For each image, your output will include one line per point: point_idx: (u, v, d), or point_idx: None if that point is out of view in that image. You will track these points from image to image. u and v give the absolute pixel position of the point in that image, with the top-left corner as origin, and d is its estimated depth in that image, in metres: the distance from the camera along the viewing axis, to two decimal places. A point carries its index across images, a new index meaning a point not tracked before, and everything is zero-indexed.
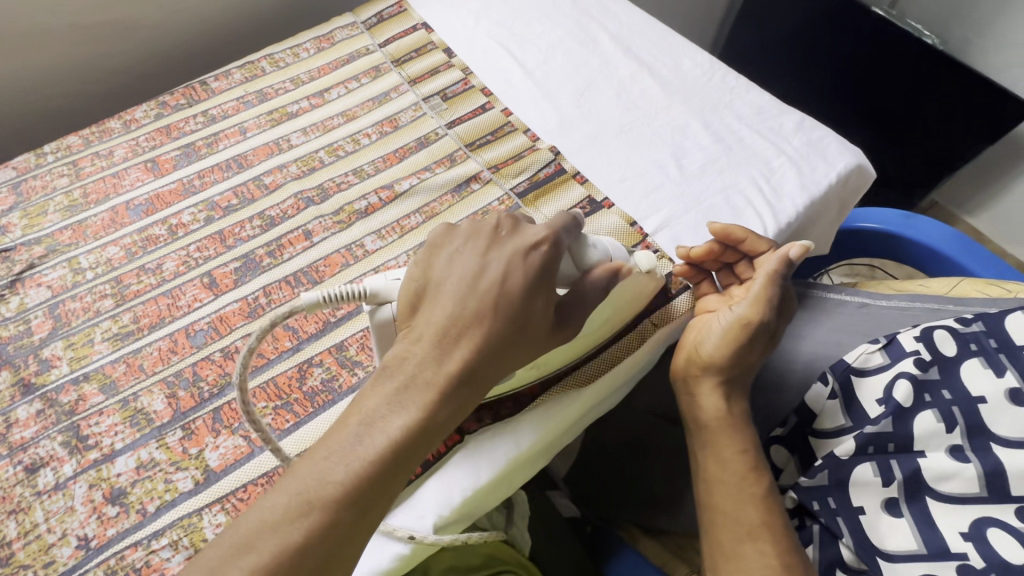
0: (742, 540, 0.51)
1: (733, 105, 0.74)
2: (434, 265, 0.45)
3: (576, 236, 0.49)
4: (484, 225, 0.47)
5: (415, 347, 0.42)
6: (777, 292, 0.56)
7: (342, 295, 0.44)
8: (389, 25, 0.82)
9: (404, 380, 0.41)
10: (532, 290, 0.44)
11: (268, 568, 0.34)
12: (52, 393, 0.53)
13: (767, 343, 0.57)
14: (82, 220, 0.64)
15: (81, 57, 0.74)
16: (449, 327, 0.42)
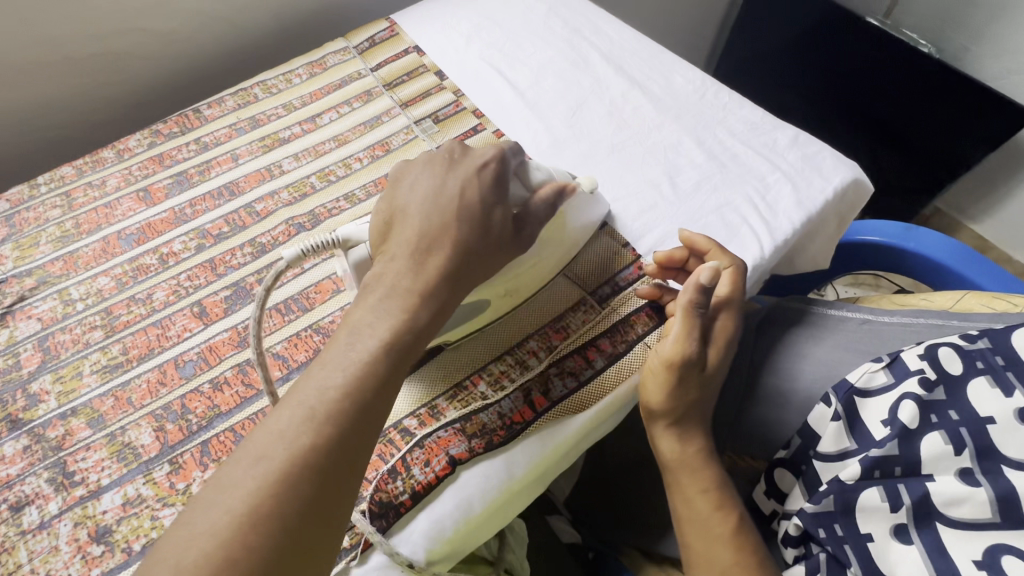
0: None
1: (725, 122, 0.74)
2: (397, 194, 0.49)
3: (522, 161, 0.52)
4: (438, 154, 0.51)
5: (391, 264, 0.45)
6: (695, 322, 0.55)
7: (315, 246, 0.47)
8: (382, 49, 0.82)
9: (383, 291, 0.43)
10: (487, 202, 0.48)
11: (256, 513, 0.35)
12: (39, 428, 0.53)
13: (699, 377, 0.55)
14: (73, 250, 0.64)
15: (76, 88, 0.75)
16: (418, 242, 0.45)
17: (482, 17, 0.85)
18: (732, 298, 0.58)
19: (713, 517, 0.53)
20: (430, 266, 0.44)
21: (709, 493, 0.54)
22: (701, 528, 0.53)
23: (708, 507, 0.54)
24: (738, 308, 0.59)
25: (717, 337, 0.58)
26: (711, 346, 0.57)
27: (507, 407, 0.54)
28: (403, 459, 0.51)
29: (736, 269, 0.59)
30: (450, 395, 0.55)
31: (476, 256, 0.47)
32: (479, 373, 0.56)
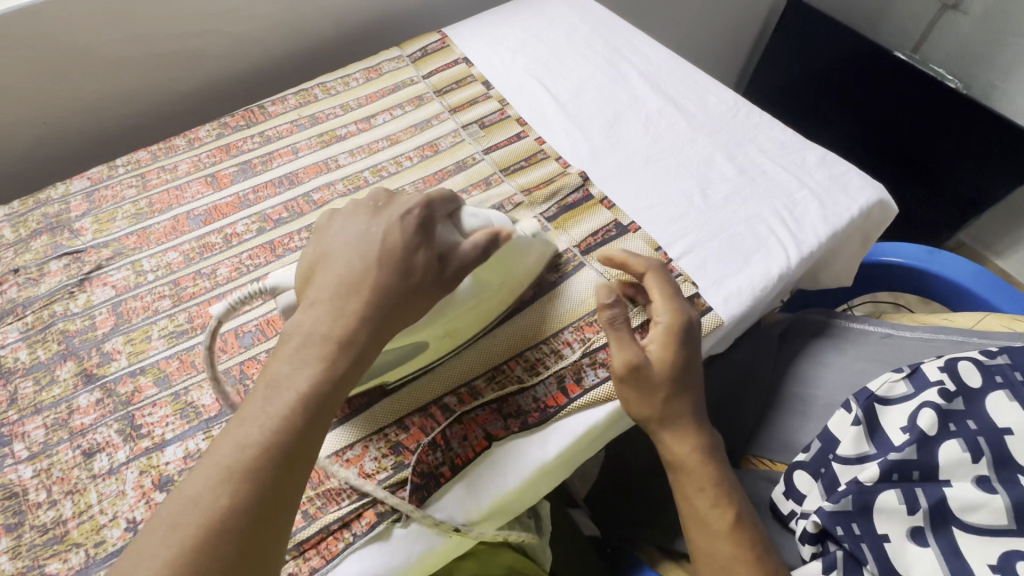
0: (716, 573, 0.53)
1: (756, 139, 0.77)
2: (321, 245, 0.51)
3: (450, 209, 0.54)
4: (364, 204, 0.53)
5: (310, 311, 0.46)
6: (625, 336, 0.56)
7: (245, 296, 0.50)
8: (433, 58, 0.88)
9: (301, 339, 0.45)
10: (411, 246, 0.49)
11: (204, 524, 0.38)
12: (111, 384, 0.57)
13: (664, 378, 0.55)
14: (146, 226, 0.69)
15: (153, 81, 0.81)
16: (340, 286, 0.47)
17: (529, 34, 0.91)
18: (663, 298, 0.58)
19: (711, 513, 0.55)
20: (347, 314, 0.46)
21: (706, 492, 0.55)
22: (702, 524, 0.55)
23: (706, 504, 0.55)
24: (674, 305, 0.58)
25: (656, 338, 0.57)
26: (658, 346, 0.56)
27: (542, 391, 0.57)
28: (443, 433, 0.54)
29: (647, 274, 0.60)
30: (488, 377, 0.58)
31: (395, 297, 0.47)
32: (517, 358, 0.59)
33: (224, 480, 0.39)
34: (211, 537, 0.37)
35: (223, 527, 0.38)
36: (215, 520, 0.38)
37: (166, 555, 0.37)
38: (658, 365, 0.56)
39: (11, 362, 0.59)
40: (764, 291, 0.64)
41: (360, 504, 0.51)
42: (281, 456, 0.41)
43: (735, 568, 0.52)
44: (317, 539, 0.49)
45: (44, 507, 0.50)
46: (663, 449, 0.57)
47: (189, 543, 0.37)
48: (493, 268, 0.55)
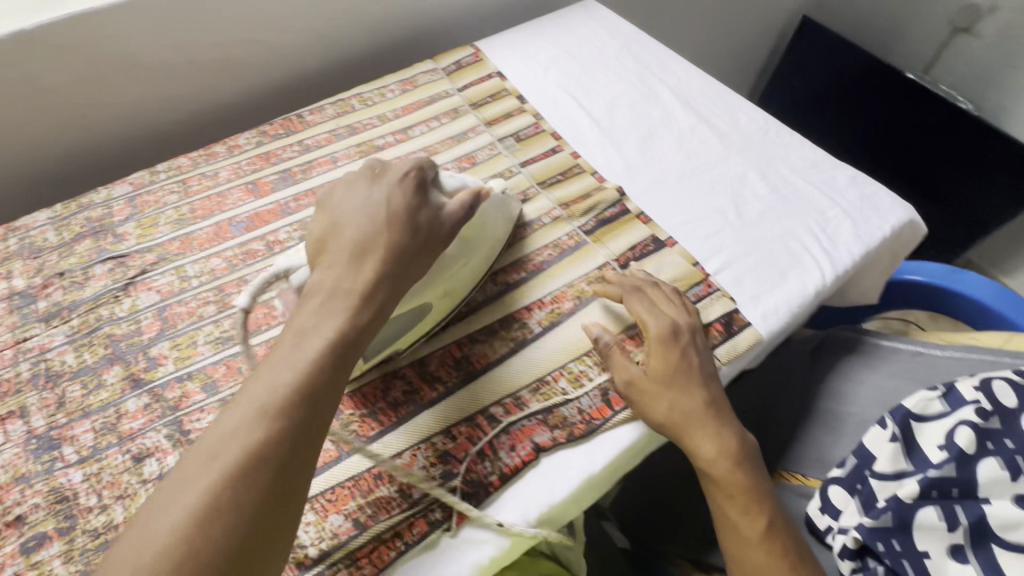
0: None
1: (788, 158, 0.79)
2: (329, 213, 0.53)
3: (434, 176, 0.56)
4: (361, 172, 0.56)
5: (329, 271, 0.48)
6: (616, 361, 0.58)
7: (261, 282, 0.52)
8: (467, 72, 0.89)
9: (326, 294, 0.47)
10: (414, 207, 0.53)
11: (242, 456, 0.39)
12: (159, 388, 0.58)
13: (666, 385, 0.56)
14: (189, 232, 0.69)
15: (192, 89, 0.82)
16: (358, 248, 0.49)
17: (561, 50, 0.92)
18: (641, 312, 0.60)
19: (741, 520, 0.53)
20: (364, 271, 0.48)
21: (735, 499, 0.53)
22: (734, 531, 0.53)
23: (737, 511, 0.53)
24: (654, 316, 0.59)
25: (649, 350, 0.58)
26: (652, 356, 0.57)
27: (586, 403, 0.58)
28: (491, 443, 0.55)
29: (623, 296, 0.62)
30: (533, 388, 0.59)
31: (409, 257, 0.51)
32: (560, 370, 0.60)
33: (261, 415, 0.40)
34: (253, 465, 0.39)
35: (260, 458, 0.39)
36: (254, 451, 0.39)
37: (208, 489, 0.37)
38: (654, 374, 0.56)
39: (58, 365, 0.59)
40: (800, 307, 0.65)
41: (412, 513, 0.51)
42: (314, 394, 0.43)
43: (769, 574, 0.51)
44: (369, 547, 0.50)
45: (95, 512, 0.50)
46: (692, 457, 0.55)
47: (232, 468, 0.38)
48: (472, 230, 0.60)
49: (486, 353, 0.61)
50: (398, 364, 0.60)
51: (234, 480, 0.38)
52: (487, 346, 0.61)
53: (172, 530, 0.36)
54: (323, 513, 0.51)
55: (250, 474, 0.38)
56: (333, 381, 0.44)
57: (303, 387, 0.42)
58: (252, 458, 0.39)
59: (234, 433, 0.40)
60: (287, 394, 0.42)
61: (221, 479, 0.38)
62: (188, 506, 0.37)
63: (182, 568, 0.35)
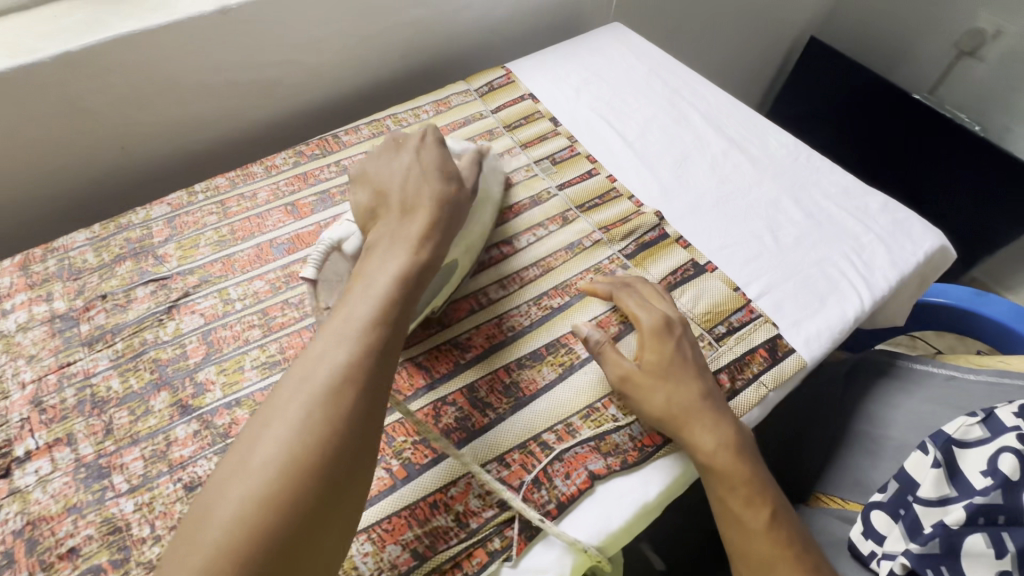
0: (757, 573, 0.51)
1: (820, 184, 0.80)
2: (365, 180, 0.57)
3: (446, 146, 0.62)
4: (386, 144, 0.60)
5: (383, 228, 0.53)
6: (610, 357, 0.59)
7: (321, 253, 0.55)
8: (499, 93, 0.90)
9: (386, 243, 0.51)
10: (443, 163, 0.58)
11: (335, 375, 0.42)
12: (207, 415, 0.57)
13: (660, 375, 0.57)
14: (231, 254, 0.69)
15: (226, 108, 0.82)
16: (403, 204, 0.54)
17: (590, 72, 0.94)
18: (633, 310, 0.62)
19: (746, 511, 0.52)
20: (416, 220, 0.53)
21: (738, 491, 0.53)
22: (739, 521, 0.52)
23: (741, 502, 0.53)
24: (646, 311, 0.62)
25: (643, 343, 0.60)
26: (647, 348, 0.59)
27: (637, 430, 0.58)
28: (545, 471, 0.55)
29: (613, 292, 0.65)
30: (583, 414, 0.59)
31: (453, 209, 0.56)
32: (610, 397, 0.60)
33: (344, 339, 0.43)
34: (343, 385, 0.41)
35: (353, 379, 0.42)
36: (341, 371, 0.42)
37: (305, 405, 0.40)
38: (648, 365, 0.58)
39: (103, 390, 0.58)
40: (840, 332, 0.66)
41: (470, 543, 0.51)
42: (395, 323, 0.46)
43: (778, 566, 0.50)
44: None
45: (149, 543, 0.49)
46: (693, 452, 0.54)
47: (324, 386, 0.41)
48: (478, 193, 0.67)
49: (535, 379, 0.61)
50: (447, 391, 0.60)
51: (333, 398, 0.41)
52: (536, 371, 0.62)
53: (284, 443, 0.39)
54: (381, 543, 0.50)
55: (341, 391, 0.41)
56: (402, 310, 0.47)
57: (382, 314, 0.46)
58: (345, 379, 0.42)
59: (322, 358, 0.42)
60: (368, 321, 0.45)
61: (321, 398, 0.41)
62: (291, 419, 0.40)
63: (295, 468, 0.38)
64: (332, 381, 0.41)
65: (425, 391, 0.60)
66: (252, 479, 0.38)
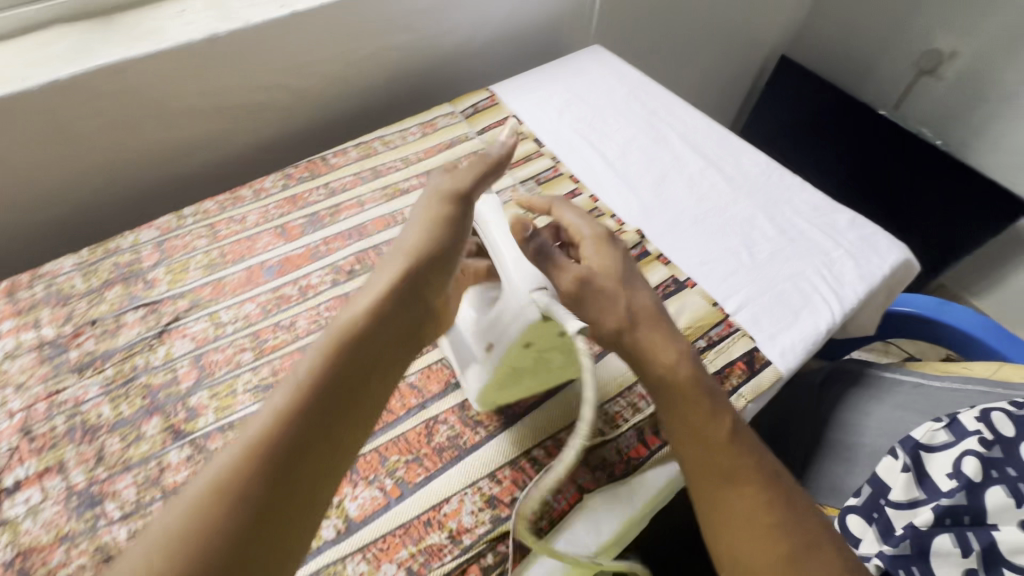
0: (720, 487, 0.47)
1: (792, 201, 0.84)
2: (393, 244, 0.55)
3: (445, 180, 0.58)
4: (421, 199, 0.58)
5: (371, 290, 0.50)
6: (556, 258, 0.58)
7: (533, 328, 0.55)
8: (484, 115, 0.93)
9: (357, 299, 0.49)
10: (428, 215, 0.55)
11: (271, 425, 0.39)
12: (200, 439, 0.57)
13: (612, 279, 0.57)
14: (221, 277, 0.70)
15: (214, 131, 0.83)
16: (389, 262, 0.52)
17: (571, 94, 0.97)
18: (576, 221, 0.63)
19: (707, 424, 0.50)
20: (375, 286, 0.49)
21: (697, 407, 0.51)
22: (699, 436, 0.50)
23: (702, 416, 0.50)
24: (587, 223, 0.63)
25: (590, 250, 0.60)
26: (596, 256, 0.59)
27: (624, 443, 0.60)
28: None
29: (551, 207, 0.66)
30: (572, 429, 0.61)
31: (425, 270, 0.51)
32: (596, 412, 0.62)
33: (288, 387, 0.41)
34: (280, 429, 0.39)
35: (228, 503, 0.35)
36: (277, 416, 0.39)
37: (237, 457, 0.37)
38: (602, 271, 0.58)
39: (94, 417, 0.58)
40: (813, 344, 0.69)
41: (464, 560, 0.52)
42: (302, 433, 0.39)
43: (747, 480, 0.47)
44: None
45: None
46: (652, 372, 0.53)
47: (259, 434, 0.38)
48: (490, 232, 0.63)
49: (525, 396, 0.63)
50: (439, 410, 0.62)
51: (239, 473, 0.36)
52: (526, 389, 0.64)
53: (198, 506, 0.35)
54: (376, 562, 0.51)
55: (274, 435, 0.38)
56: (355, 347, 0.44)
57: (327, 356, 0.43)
58: (219, 502, 0.35)
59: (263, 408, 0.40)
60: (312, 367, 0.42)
61: (184, 519, 0.34)
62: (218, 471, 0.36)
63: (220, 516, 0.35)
64: (204, 498, 0.35)
65: (417, 411, 0.61)
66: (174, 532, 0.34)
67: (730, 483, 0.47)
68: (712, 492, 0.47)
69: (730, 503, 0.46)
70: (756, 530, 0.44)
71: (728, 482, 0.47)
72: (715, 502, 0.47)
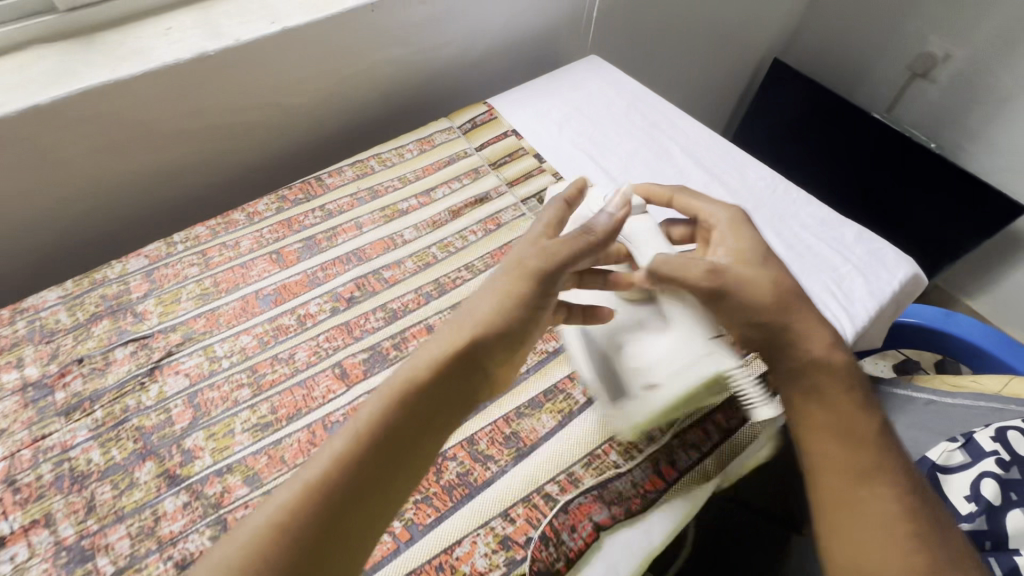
0: (853, 484, 0.45)
1: (798, 216, 0.83)
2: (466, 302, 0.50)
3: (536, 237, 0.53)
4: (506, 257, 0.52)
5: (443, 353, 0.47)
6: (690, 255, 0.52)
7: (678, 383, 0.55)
8: (482, 130, 0.91)
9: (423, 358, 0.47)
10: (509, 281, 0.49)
11: (324, 473, 0.41)
12: (197, 484, 0.54)
13: (759, 261, 0.52)
14: (214, 308, 0.67)
15: (204, 152, 0.80)
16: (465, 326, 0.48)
17: (571, 107, 0.95)
18: (705, 206, 0.58)
19: (852, 415, 0.47)
20: (439, 344, 0.47)
21: (845, 394, 0.47)
22: (841, 426, 0.47)
23: (848, 405, 0.47)
24: (718, 207, 0.58)
25: (726, 232, 0.55)
26: (732, 237, 0.54)
27: (639, 475, 0.58)
28: (552, 525, 0.54)
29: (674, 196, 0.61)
30: (585, 462, 0.59)
31: (492, 336, 0.47)
32: (610, 443, 0.60)
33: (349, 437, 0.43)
34: (333, 476, 0.41)
35: (281, 544, 0.39)
36: (333, 462, 0.42)
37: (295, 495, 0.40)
38: (739, 253, 0.53)
39: (83, 464, 0.55)
40: None
41: None
42: (351, 488, 0.41)
43: (883, 483, 0.44)
44: None
45: None
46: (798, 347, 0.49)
47: (313, 479, 0.41)
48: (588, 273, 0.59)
49: (535, 428, 0.61)
50: (447, 446, 0.59)
51: (290, 517, 0.39)
52: (535, 420, 0.61)
53: (256, 538, 0.39)
54: None
55: (327, 481, 0.41)
56: (412, 406, 0.45)
57: (385, 407, 0.44)
58: (275, 539, 0.39)
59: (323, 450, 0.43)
60: (371, 418, 0.43)
61: (241, 553, 0.38)
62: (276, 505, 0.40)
63: (268, 554, 0.38)
64: (261, 537, 0.39)
65: None
66: (233, 555, 0.38)
67: (866, 482, 0.45)
68: (843, 486, 0.45)
69: (864, 502, 0.44)
70: (888, 534, 0.43)
71: (863, 481, 0.45)
72: (845, 496, 0.45)
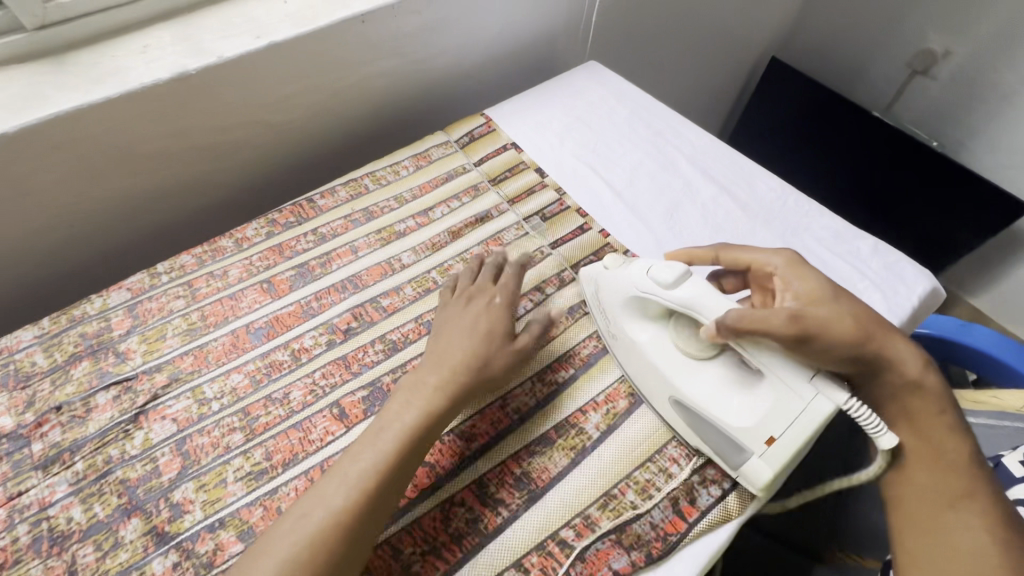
0: (942, 509, 0.50)
1: (811, 229, 0.80)
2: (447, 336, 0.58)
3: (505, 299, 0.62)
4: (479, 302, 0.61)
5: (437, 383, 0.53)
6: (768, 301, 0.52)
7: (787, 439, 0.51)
8: (481, 144, 0.87)
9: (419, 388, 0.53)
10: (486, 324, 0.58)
11: (362, 488, 0.46)
12: (188, 542, 0.51)
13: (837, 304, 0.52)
14: (202, 344, 0.63)
15: (188, 174, 0.75)
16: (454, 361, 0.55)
17: (572, 117, 0.91)
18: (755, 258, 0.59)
19: (944, 441, 0.51)
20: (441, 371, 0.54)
21: (940, 420, 0.52)
22: (932, 452, 0.51)
23: (942, 431, 0.52)
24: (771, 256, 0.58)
25: (789, 276, 0.56)
26: (798, 279, 0.55)
27: (658, 517, 0.55)
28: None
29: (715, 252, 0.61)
30: (601, 504, 0.55)
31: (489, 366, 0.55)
32: (626, 481, 0.57)
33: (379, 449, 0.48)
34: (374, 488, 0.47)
35: (330, 545, 0.44)
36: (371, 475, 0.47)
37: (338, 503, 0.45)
38: (812, 295, 0.54)
39: (63, 523, 0.51)
40: None
41: None
42: (386, 494, 0.47)
43: (972, 508, 0.49)
44: None
45: None
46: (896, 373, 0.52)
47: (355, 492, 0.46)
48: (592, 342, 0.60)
49: (547, 467, 0.57)
50: (455, 489, 0.56)
51: (335, 525, 0.45)
52: (547, 459, 0.58)
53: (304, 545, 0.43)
54: None
55: (368, 492, 0.46)
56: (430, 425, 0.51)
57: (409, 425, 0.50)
58: (323, 545, 0.44)
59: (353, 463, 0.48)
60: (398, 435, 0.49)
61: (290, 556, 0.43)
62: (324, 515, 0.45)
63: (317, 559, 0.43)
64: (310, 544, 0.44)
65: (430, 493, 0.55)
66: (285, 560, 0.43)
67: (952, 507, 0.49)
68: (932, 512, 0.50)
69: (950, 525, 0.49)
70: (978, 563, 0.47)
71: (950, 507, 0.49)
72: (930, 523, 0.50)
